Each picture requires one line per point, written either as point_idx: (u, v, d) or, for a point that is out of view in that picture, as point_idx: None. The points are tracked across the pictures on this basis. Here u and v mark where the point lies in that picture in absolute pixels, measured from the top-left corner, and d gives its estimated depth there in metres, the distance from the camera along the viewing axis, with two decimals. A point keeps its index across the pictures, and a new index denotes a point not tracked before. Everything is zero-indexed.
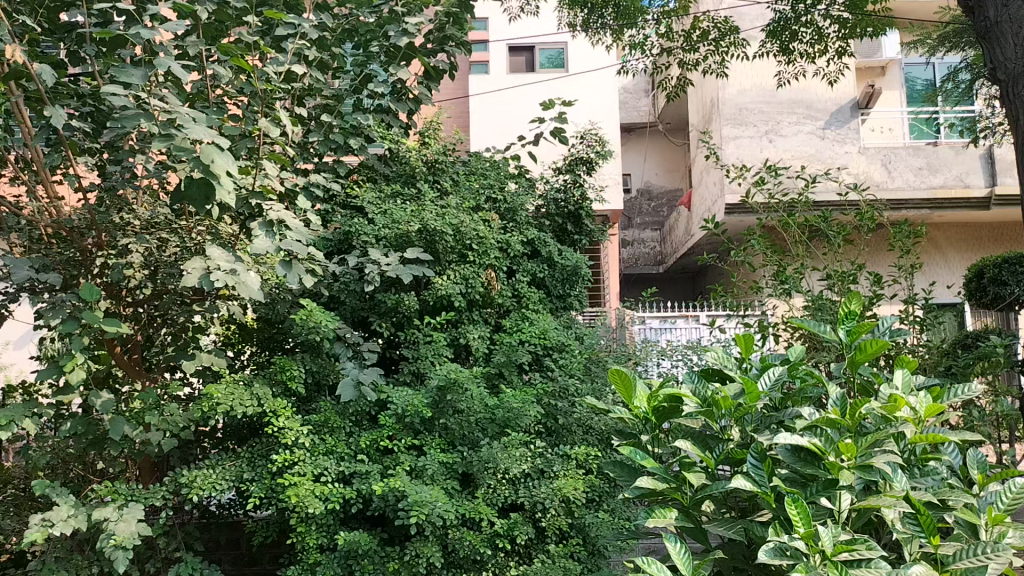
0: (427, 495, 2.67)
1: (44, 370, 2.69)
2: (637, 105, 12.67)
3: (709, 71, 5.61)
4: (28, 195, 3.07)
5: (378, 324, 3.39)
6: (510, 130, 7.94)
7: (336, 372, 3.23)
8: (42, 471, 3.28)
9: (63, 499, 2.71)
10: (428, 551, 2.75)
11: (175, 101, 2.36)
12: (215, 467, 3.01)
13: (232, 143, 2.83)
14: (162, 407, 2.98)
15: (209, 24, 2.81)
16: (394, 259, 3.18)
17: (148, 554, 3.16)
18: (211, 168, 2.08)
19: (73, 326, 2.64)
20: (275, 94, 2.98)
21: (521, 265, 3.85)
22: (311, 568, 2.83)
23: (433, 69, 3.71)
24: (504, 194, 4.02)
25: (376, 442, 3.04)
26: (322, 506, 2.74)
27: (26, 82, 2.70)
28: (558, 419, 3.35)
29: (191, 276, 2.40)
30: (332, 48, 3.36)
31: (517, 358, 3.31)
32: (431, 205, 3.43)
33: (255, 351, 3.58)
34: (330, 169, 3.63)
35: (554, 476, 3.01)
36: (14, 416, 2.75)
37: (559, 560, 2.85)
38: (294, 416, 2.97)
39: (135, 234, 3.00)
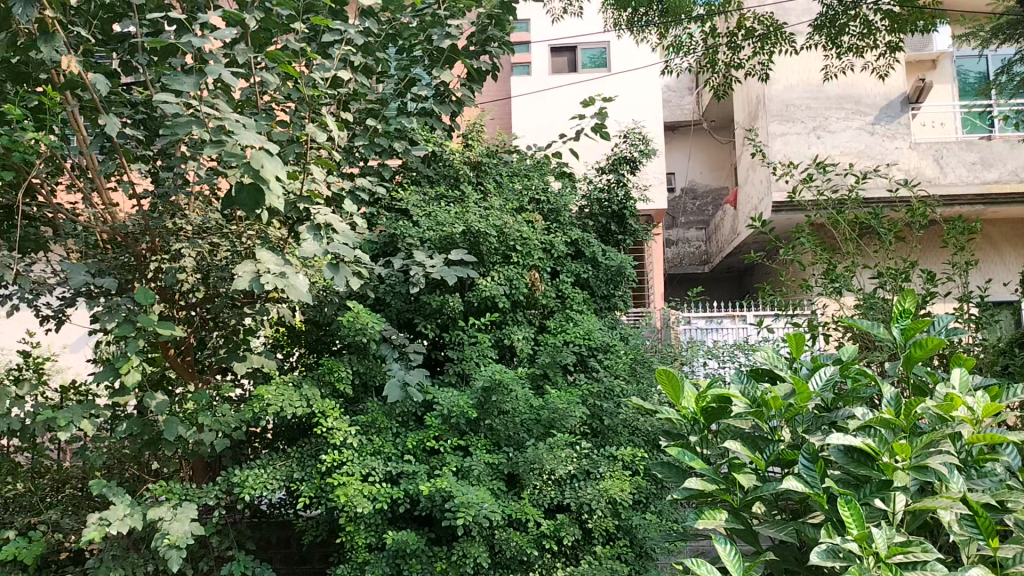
0: (474, 496, 2.68)
1: (101, 373, 2.76)
2: (681, 104, 12.62)
3: (755, 68, 5.56)
4: (85, 202, 3.15)
5: (423, 326, 3.41)
6: (552, 127, 7.95)
7: (383, 372, 3.27)
8: (99, 472, 3.36)
9: (119, 499, 2.77)
10: (476, 551, 2.76)
11: (225, 107, 2.41)
12: (266, 467, 3.06)
13: (280, 149, 2.87)
14: (214, 408, 3.04)
15: (258, 31, 2.86)
16: (439, 260, 3.19)
17: (201, 553, 3.24)
18: (262, 173, 2.10)
19: (129, 329, 2.70)
20: (321, 100, 3.02)
21: (565, 266, 3.84)
22: (360, 567, 2.86)
23: (476, 70, 3.72)
24: (547, 195, 4.03)
25: (423, 442, 3.06)
26: (370, 506, 2.76)
27: (81, 92, 2.76)
28: (604, 420, 3.33)
29: (242, 280, 2.43)
30: (377, 52, 3.39)
31: (563, 359, 3.30)
32: (475, 207, 3.45)
33: (303, 353, 3.63)
34: (375, 173, 3.68)
35: (600, 478, 3.00)
36: (72, 418, 2.82)
37: (606, 561, 2.84)
38: (342, 417, 3.01)
39: (188, 239, 3.08)
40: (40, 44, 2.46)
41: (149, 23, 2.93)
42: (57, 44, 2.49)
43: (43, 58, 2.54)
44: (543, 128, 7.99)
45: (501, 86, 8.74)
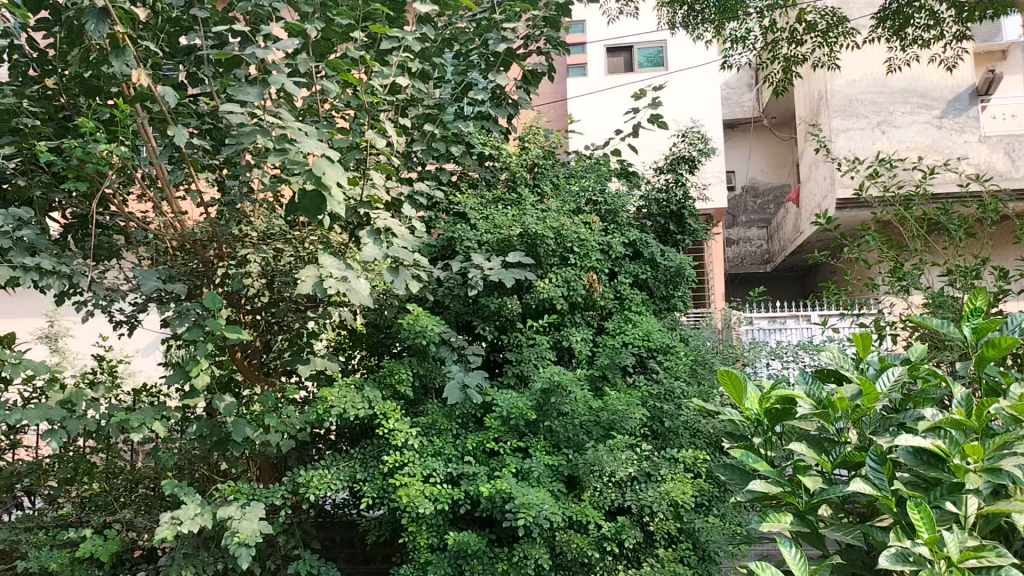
0: (534, 497, 2.68)
1: (173, 375, 2.86)
2: (740, 101, 12.42)
3: (816, 62, 5.45)
4: (155, 211, 3.26)
5: (481, 328, 3.43)
6: (608, 126, 7.95)
7: (443, 374, 3.30)
8: (171, 472, 3.47)
9: (190, 498, 2.84)
10: (537, 553, 2.77)
11: (288, 116, 2.46)
12: (330, 468, 3.12)
13: (341, 155, 2.92)
14: (280, 410, 3.12)
15: (319, 41, 2.91)
16: (497, 263, 3.19)
17: (268, 552, 3.31)
18: (324, 179, 2.13)
19: (198, 333, 2.78)
20: (379, 106, 3.06)
21: (623, 267, 3.82)
22: (423, 567, 2.89)
23: (531, 72, 3.74)
24: (605, 196, 4.02)
25: (483, 443, 3.09)
26: (432, 506, 2.78)
27: (150, 104, 2.86)
28: (664, 422, 3.30)
29: (305, 285, 2.47)
30: (433, 58, 3.42)
31: (622, 360, 3.29)
32: (532, 210, 3.46)
33: (364, 356, 3.69)
34: (433, 177, 3.73)
35: (661, 481, 2.98)
36: (145, 419, 2.92)
37: (669, 564, 2.81)
38: (403, 419, 3.05)
39: (253, 245, 3.16)
40: (111, 58, 2.53)
41: (214, 36, 3.02)
42: (127, 58, 2.57)
43: (115, 73, 2.63)
44: (598, 126, 8.00)
45: (556, 84, 8.75)
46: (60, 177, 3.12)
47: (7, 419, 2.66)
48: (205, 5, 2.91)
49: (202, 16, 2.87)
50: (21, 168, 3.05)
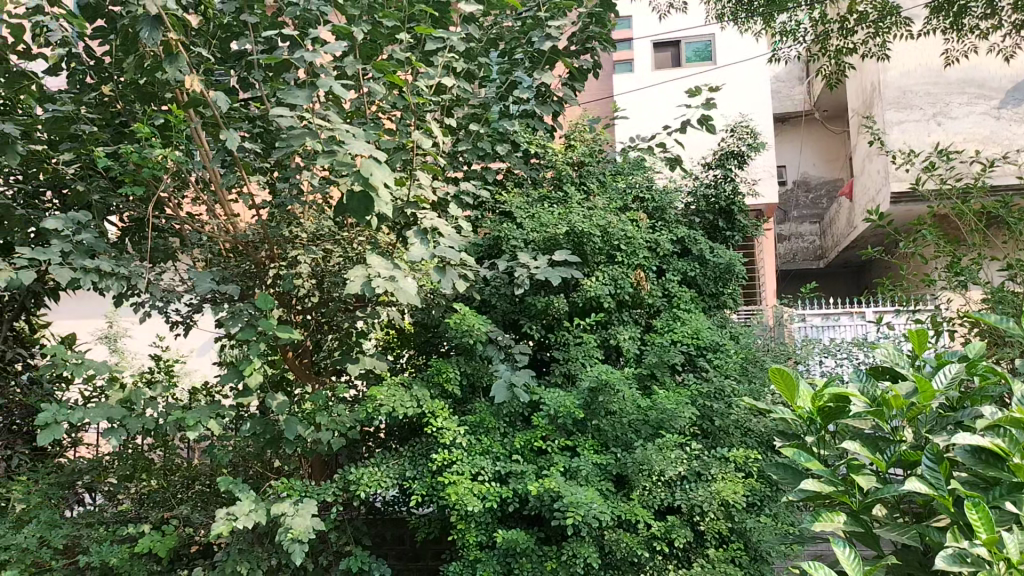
0: (583, 496, 2.68)
1: (227, 374, 2.92)
2: (791, 94, 12.05)
3: (868, 54, 5.34)
4: (209, 214, 3.33)
5: (528, 327, 3.43)
6: (656, 121, 7.94)
7: (490, 373, 3.32)
8: (226, 469, 3.55)
9: (244, 495, 2.89)
10: (586, 552, 2.76)
11: (336, 118, 2.48)
12: (380, 466, 3.16)
13: (388, 156, 2.95)
14: (330, 408, 3.16)
15: (365, 43, 2.94)
16: (543, 262, 3.18)
17: (321, 548, 3.37)
18: (371, 181, 2.15)
19: (250, 333, 2.83)
20: (426, 107, 3.08)
21: (671, 264, 3.78)
22: (472, 565, 2.91)
23: (577, 70, 3.73)
24: (652, 193, 3.99)
25: (531, 442, 3.09)
26: (480, 504, 2.79)
27: (203, 109, 2.92)
28: (714, 421, 3.26)
29: (354, 284, 2.49)
30: (478, 57, 3.44)
31: (670, 359, 3.27)
32: (578, 208, 3.45)
33: (412, 355, 3.72)
34: (479, 176, 3.75)
35: (711, 480, 2.95)
36: (201, 417, 2.98)
37: (720, 564, 2.78)
38: (451, 417, 3.06)
39: (303, 246, 3.21)
40: (165, 64, 2.59)
41: (264, 41, 3.07)
42: (180, 64, 2.63)
43: (169, 79, 2.69)
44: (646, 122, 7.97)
45: (602, 79, 8.70)
46: (118, 182, 3.22)
47: (70, 417, 2.74)
48: (256, 11, 2.97)
49: (252, 21, 2.92)
50: (81, 173, 3.15)
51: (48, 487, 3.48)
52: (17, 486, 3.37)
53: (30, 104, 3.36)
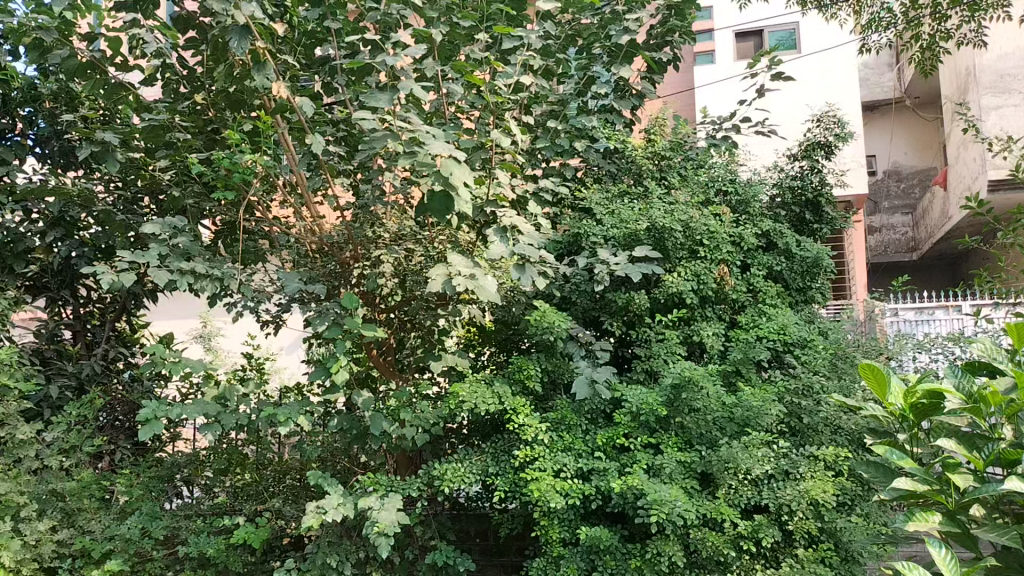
0: (666, 494, 2.65)
1: (315, 372, 3.00)
2: (881, 81, 11.41)
3: (964, 38, 5.11)
4: (296, 216, 3.44)
5: (609, 323, 3.41)
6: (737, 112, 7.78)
7: (571, 370, 3.32)
8: (315, 463, 3.65)
9: (333, 489, 2.97)
10: (670, 550, 2.74)
11: (417, 119, 2.52)
12: (464, 462, 3.20)
13: (468, 156, 2.96)
14: (414, 404, 3.22)
15: (444, 45, 2.97)
16: (623, 258, 3.15)
17: (407, 542, 3.44)
18: (451, 181, 2.17)
19: (337, 332, 2.91)
20: (504, 106, 3.09)
21: (756, 259, 3.69)
22: (555, 561, 2.92)
23: (657, 63, 3.67)
24: (735, 185, 3.92)
25: (613, 439, 3.08)
26: (563, 501, 2.80)
27: (289, 114, 3.01)
28: (802, 419, 3.17)
29: (435, 283, 2.51)
30: (557, 54, 3.44)
31: (755, 355, 3.21)
32: (659, 203, 3.42)
33: (493, 352, 3.74)
34: (557, 173, 3.73)
35: (800, 479, 2.88)
36: (291, 413, 3.08)
37: (809, 565, 2.71)
38: (533, 414, 3.08)
39: (386, 246, 3.27)
40: (254, 72, 2.67)
41: (346, 46, 3.14)
42: (267, 72, 2.70)
43: (257, 86, 2.78)
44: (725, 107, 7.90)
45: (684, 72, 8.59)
46: (210, 187, 3.34)
47: (169, 413, 2.86)
48: (339, 17, 3.03)
49: (334, 27, 2.99)
50: (176, 179, 3.29)
51: (149, 480, 3.64)
52: (121, 479, 3.54)
53: (128, 115, 3.52)
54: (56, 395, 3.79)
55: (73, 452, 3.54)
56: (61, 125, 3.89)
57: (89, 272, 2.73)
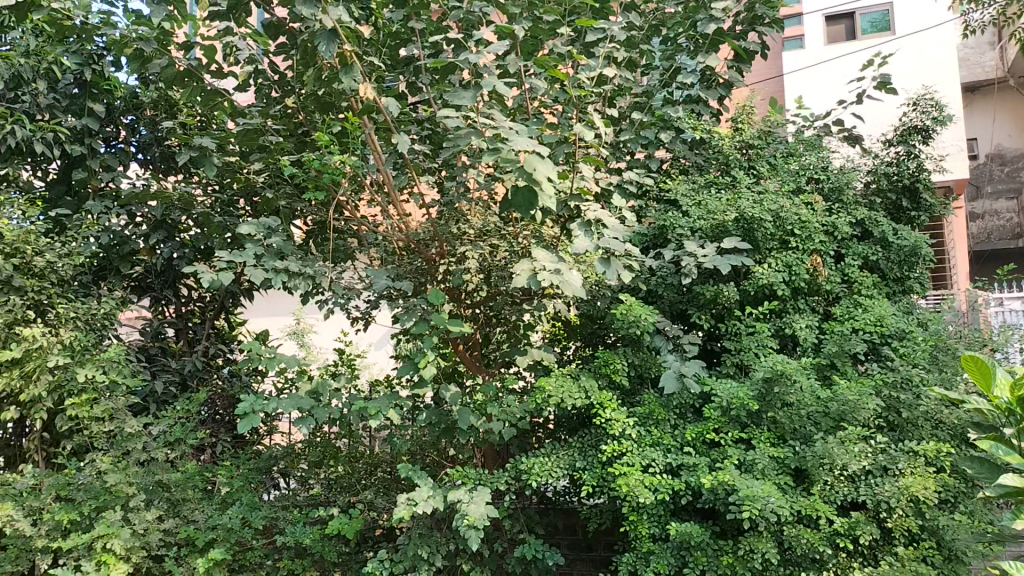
0: (759, 489, 2.60)
1: (404, 367, 3.05)
2: (980, 62, 10.97)
3: None
4: (383, 215, 3.52)
5: (697, 316, 3.36)
6: (832, 97, 7.47)
7: (658, 364, 3.27)
8: (405, 457, 3.72)
9: (423, 482, 3.02)
10: (764, 546, 2.69)
11: (500, 116, 2.51)
12: (551, 455, 3.21)
13: (551, 150, 2.95)
14: (500, 399, 3.25)
15: (527, 40, 2.96)
16: (711, 250, 3.08)
17: (496, 535, 3.48)
18: (534, 176, 2.16)
19: (424, 327, 2.97)
20: (587, 99, 3.08)
21: (850, 249, 3.58)
22: (645, 557, 2.91)
23: (744, 51, 3.59)
24: (827, 173, 3.79)
25: (703, 434, 3.04)
26: (652, 496, 2.77)
27: (375, 115, 3.07)
28: (901, 413, 3.04)
29: (520, 279, 2.52)
30: (640, 45, 3.40)
31: (852, 348, 3.11)
32: (748, 193, 3.35)
33: (579, 346, 3.74)
34: (642, 165, 3.68)
35: (899, 475, 2.78)
36: (381, 407, 3.14)
37: (910, 563, 2.60)
38: (620, 409, 3.06)
39: (471, 242, 3.31)
40: (341, 75, 2.72)
41: (429, 45, 3.19)
42: (355, 74, 2.74)
43: (344, 87, 2.83)
44: (821, 94, 7.56)
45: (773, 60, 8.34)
46: (301, 188, 3.45)
47: (266, 407, 2.95)
48: (422, 17, 3.06)
49: (418, 27, 3.03)
50: (269, 181, 3.40)
51: (249, 472, 3.79)
52: (222, 470, 3.69)
53: (223, 120, 3.66)
54: (160, 389, 3.96)
55: (178, 444, 3.70)
56: (161, 131, 4.07)
57: (190, 272, 2.84)
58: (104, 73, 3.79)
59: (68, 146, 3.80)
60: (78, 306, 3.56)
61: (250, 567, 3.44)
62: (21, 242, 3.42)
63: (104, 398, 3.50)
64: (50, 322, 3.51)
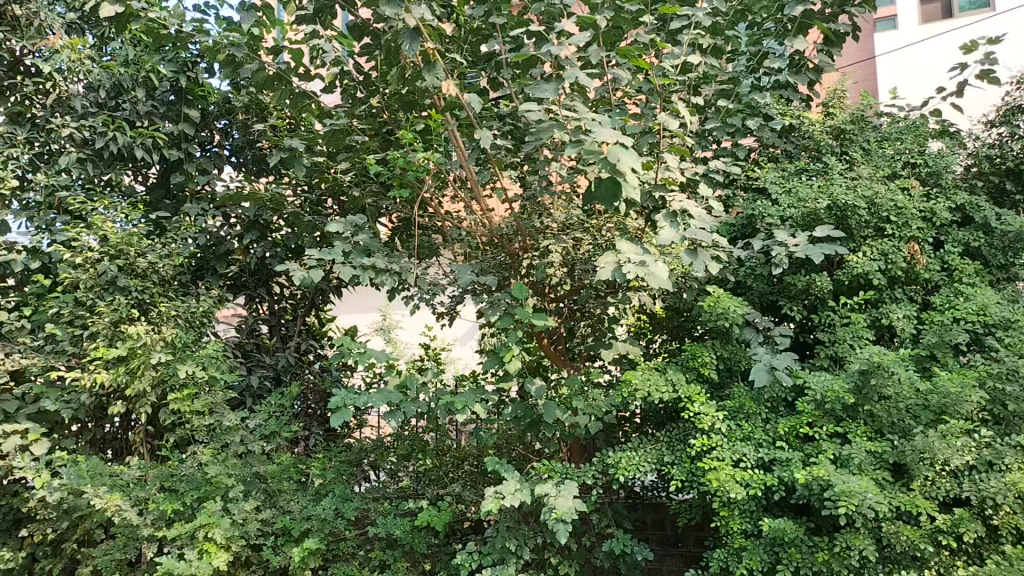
0: (856, 485, 2.52)
1: (489, 361, 3.06)
2: None
3: None
4: (467, 211, 3.55)
5: (789, 308, 3.28)
6: (929, 81, 7.20)
7: (748, 357, 3.20)
8: (492, 450, 3.76)
9: (510, 475, 3.03)
10: (861, 544, 2.60)
11: (584, 108, 2.48)
12: (638, 450, 3.18)
13: (635, 141, 2.92)
14: (586, 392, 3.23)
15: (609, 30, 2.93)
16: (803, 238, 3.00)
17: (584, 529, 3.47)
18: (617, 167, 2.11)
19: (509, 321, 2.98)
20: (672, 87, 3.04)
21: (950, 235, 3.43)
22: (737, 553, 2.86)
23: (834, 33, 3.49)
24: (925, 157, 3.64)
25: (796, 428, 2.95)
26: (743, 492, 2.72)
27: (457, 111, 3.09)
28: (1008, 405, 2.88)
29: (604, 271, 2.49)
30: (726, 31, 3.35)
31: (952, 338, 2.98)
32: (840, 179, 3.26)
33: (665, 340, 3.70)
34: (729, 153, 3.63)
35: (1007, 470, 2.62)
36: (468, 401, 3.17)
37: (1019, 563, 2.41)
38: (709, 402, 3.01)
39: (554, 235, 3.32)
40: (424, 74, 2.75)
41: (511, 40, 3.19)
42: (437, 72, 2.76)
43: (427, 85, 2.86)
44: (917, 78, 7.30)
45: (866, 42, 8.06)
46: (387, 186, 3.52)
47: (356, 401, 3.01)
48: (503, 13, 3.07)
49: (500, 22, 3.04)
50: (356, 180, 3.48)
51: (341, 464, 3.89)
52: (316, 463, 3.80)
53: (312, 122, 3.76)
54: (256, 384, 4.10)
55: (273, 437, 3.81)
56: (253, 134, 4.22)
57: (282, 270, 2.92)
58: (199, 79, 3.95)
59: (166, 150, 3.96)
60: (178, 304, 3.71)
61: (342, 557, 3.52)
62: (124, 244, 3.59)
63: (203, 393, 3.63)
64: (153, 320, 3.65)
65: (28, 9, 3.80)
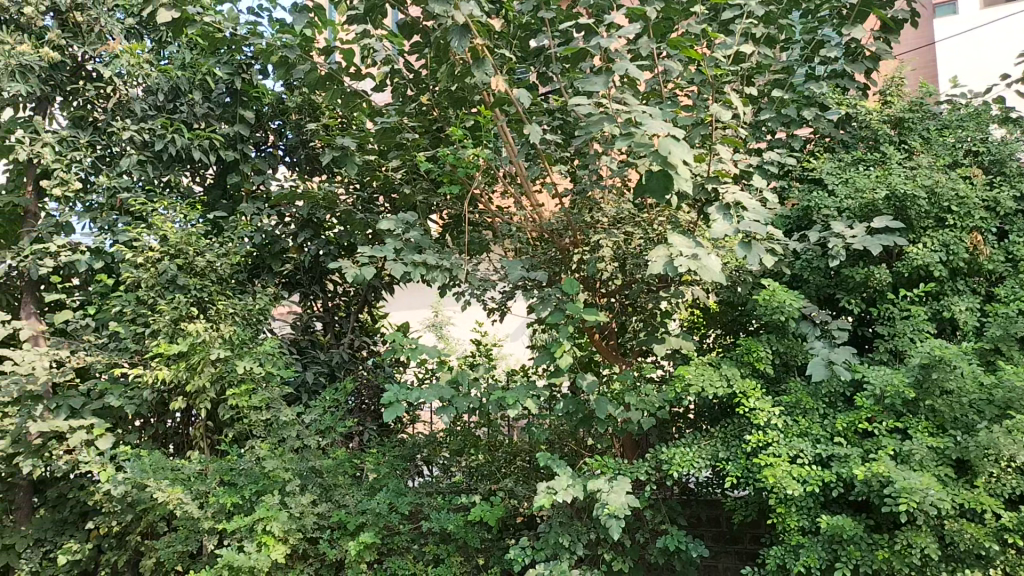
0: (917, 482, 2.46)
1: (540, 357, 3.05)
2: None
3: None
4: (517, 206, 3.56)
5: (846, 301, 3.22)
6: (992, 68, 6.97)
7: (805, 351, 3.14)
8: (544, 445, 3.76)
9: (562, 470, 3.03)
10: (924, 542, 2.53)
11: (634, 100, 2.45)
12: (692, 445, 3.15)
13: (687, 133, 2.89)
14: (639, 388, 3.21)
15: (659, 22, 2.90)
16: (860, 230, 2.95)
17: (637, 525, 3.45)
18: (669, 160, 2.09)
19: (560, 316, 2.98)
20: (724, 78, 3.00)
21: (1016, 224, 3.32)
22: (795, 550, 2.81)
23: (891, 20, 3.41)
24: (988, 145, 3.53)
25: (855, 424, 2.89)
26: (801, 488, 2.67)
27: (507, 107, 3.09)
28: None
29: (656, 265, 2.47)
30: (779, 20, 3.29)
31: (1019, 330, 2.89)
32: (899, 168, 3.19)
33: (719, 334, 3.66)
34: (783, 144, 3.57)
35: None
36: (519, 396, 3.18)
37: None
38: (765, 397, 2.98)
39: (605, 230, 3.30)
40: (473, 70, 2.74)
41: (560, 34, 3.19)
42: (487, 68, 2.75)
43: (477, 81, 2.87)
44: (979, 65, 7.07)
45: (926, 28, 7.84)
46: (438, 183, 3.55)
47: (409, 396, 3.04)
48: (552, 7, 3.05)
49: (548, 17, 3.03)
50: (407, 177, 3.51)
51: (394, 459, 3.93)
52: (369, 458, 3.84)
53: (364, 120, 3.81)
54: (311, 379, 4.17)
55: (328, 432, 3.86)
56: (306, 134, 4.29)
57: (336, 267, 2.96)
58: (254, 81, 4.03)
59: (223, 151, 4.05)
60: (236, 302, 3.79)
61: (397, 551, 3.56)
62: (184, 243, 3.69)
63: (261, 388, 3.70)
64: (212, 318, 3.74)
65: (89, 15, 3.90)
